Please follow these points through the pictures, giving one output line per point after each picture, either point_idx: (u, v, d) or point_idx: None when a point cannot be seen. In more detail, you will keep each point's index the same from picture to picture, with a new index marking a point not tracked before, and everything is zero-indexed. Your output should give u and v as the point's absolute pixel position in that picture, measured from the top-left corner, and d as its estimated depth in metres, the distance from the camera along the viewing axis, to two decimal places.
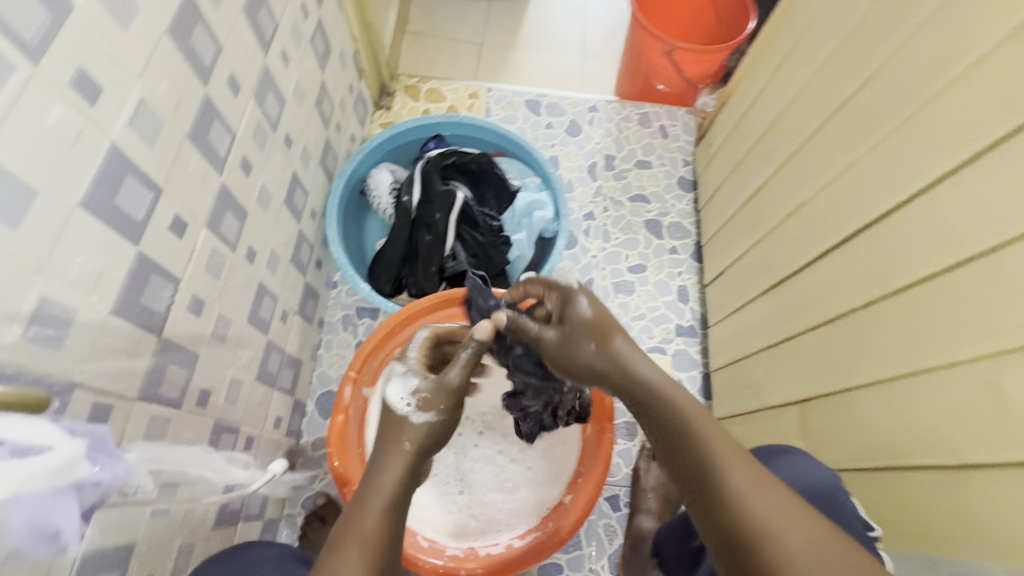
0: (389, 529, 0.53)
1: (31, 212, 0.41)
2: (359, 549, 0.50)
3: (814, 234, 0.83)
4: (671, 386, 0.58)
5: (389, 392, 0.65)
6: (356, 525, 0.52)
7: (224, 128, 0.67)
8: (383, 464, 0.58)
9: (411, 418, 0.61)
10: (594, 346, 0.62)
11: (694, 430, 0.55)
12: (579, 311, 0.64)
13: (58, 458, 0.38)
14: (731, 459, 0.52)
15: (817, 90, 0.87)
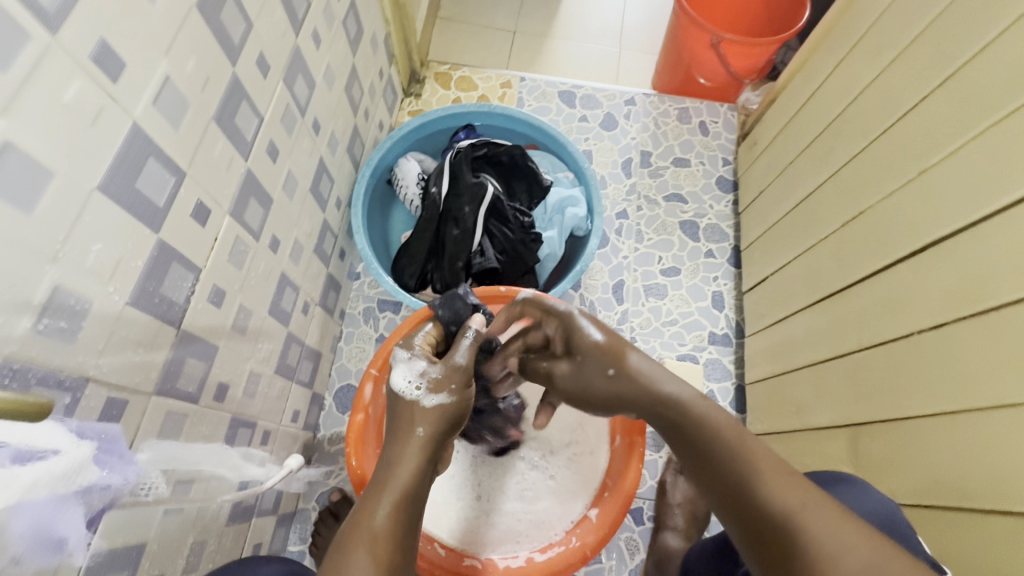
0: (400, 525, 0.49)
1: (44, 195, 0.38)
2: (367, 546, 0.46)
3: (877, 246, 0.78)
4: (699, 398, 0.54)
5: (394, 376, 0.61)
6: (364, 520, 0.48)
7: (252, 110, 0.64)
8: (398, 453, 0.54)
9: (422, 401, 0.58)
10: (611, 371, 0.58)
11: (726, 443, 0.50)
12: (585, 337, 0.61)
13: (63, 464, 0.36)
14: (770, 474, 0.46)
15: (884, 87, 0.81)
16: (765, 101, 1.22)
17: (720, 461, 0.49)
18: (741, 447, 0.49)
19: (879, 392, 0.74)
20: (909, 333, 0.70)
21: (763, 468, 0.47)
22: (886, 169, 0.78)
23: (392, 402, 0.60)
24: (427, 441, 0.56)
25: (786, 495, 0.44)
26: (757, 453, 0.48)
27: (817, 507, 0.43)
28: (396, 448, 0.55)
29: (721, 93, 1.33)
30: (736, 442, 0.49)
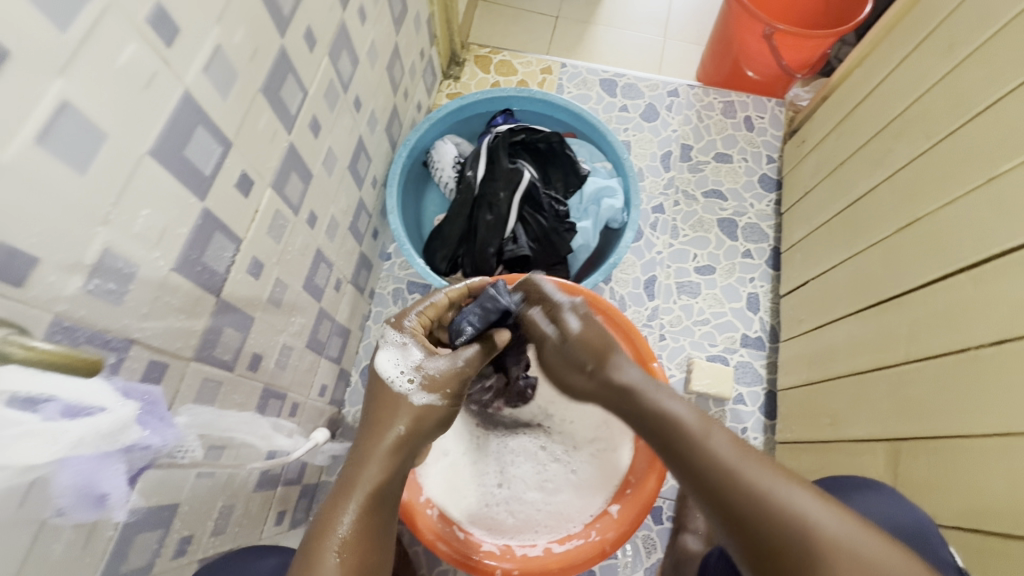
0: (368, 522, 0.55)
1: (98, 158, 0.39)
2: (336, 553, 0.52)
3: (935, 254, 0.74)
4: (663, 393, 0.60)
5: (384, 360, 0.65)
6: (330, 527, 0.54)
7: (297, 84, 0.64)
8: (365, 456, 0.59)
9: (411, 397, 0.63)
10: (590, 368, 0.65)
11: (693, 429, 0.54)
12: (568, 329, 0.68)
13: (109, 422, 0.37)
14: (736, 452, 0.51)
15: (955, 87, 0.76)
16: (817, 97, 1.16)
17: (685, 446, 0.53)
18: (707, 431, 0.54)
19: (926, 408, 0.70)
20: (967, 348, 0.66)
21: (728, 447, 0.52)
22: (950, 173, 0.74)
23: (373, 385, 0.65)
24: (398, 440, 0.61)
25: (754, 467, 0.49)
26: (723, 434, 0.53)
27: (787, 482, 0.47)
28: (362, 450, 0.60)
29: (769, 87, 1.28)
30: (703, 427, 0.54)
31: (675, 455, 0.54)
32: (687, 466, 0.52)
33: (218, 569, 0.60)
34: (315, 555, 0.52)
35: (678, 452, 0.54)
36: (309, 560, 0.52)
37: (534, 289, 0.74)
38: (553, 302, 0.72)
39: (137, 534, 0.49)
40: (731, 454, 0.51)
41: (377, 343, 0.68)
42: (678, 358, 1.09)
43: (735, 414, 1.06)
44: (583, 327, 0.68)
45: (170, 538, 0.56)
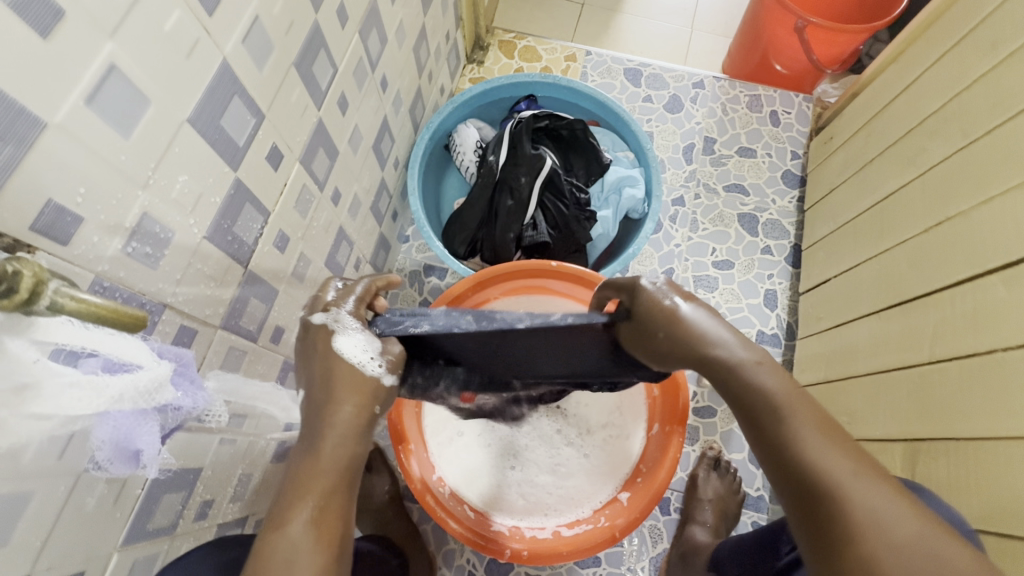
0: (335, 504, 0.46)
1: (141, 122, 0.40)
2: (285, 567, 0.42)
3: (965, 255, 0.73)
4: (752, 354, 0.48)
5: (345, 346, 0.52)
6: (277, 535, 0.43)
7: (329, 60, 0.64)
8: (324, 426, 0.48)
9: (383, 380, 0.53)
10: (661, 335, 0.51)
11: (780, 404, 0.45)
12: (643, 305, 0.53)
13: (146, 379, 0.37)
14: (820, 439, 0.42)
15: (996, 84, 0.74)
16: (848, 94, 1.14)
17: (767, 422, 0.45)
18: (795, 409, 0.44)
19: (948, 410, 0.70)
20: (992, 350, 0.65)
21: (813, 432, 0.43)
22: (987, 172, 0.72)
23: (324, 361, 0.52)
24: (365, 412, 0.51)
25: (833, 461, 0.41)
26: (813, 415, 0.44)
27: (874, 481, 0.40)
28: (320, 421, 0.49)
29: (797, 82, 1.26)
30: (793, 405, 0.44)
31: (753, 428, 0.46)
32: (760, 441, 0.45)
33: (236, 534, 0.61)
34: (276, 545, 0.42)
35: (757, 426, 0.45)
36: (269, 555, 0.42)
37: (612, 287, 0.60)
38: (627, 282, 0.57)
39: (162, 494, 0.51)
40: (815, 441, 0.42)
41: (325, 327, 0.53)
42: None
43: None
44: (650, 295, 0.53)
45: (193, 501, 0.57)
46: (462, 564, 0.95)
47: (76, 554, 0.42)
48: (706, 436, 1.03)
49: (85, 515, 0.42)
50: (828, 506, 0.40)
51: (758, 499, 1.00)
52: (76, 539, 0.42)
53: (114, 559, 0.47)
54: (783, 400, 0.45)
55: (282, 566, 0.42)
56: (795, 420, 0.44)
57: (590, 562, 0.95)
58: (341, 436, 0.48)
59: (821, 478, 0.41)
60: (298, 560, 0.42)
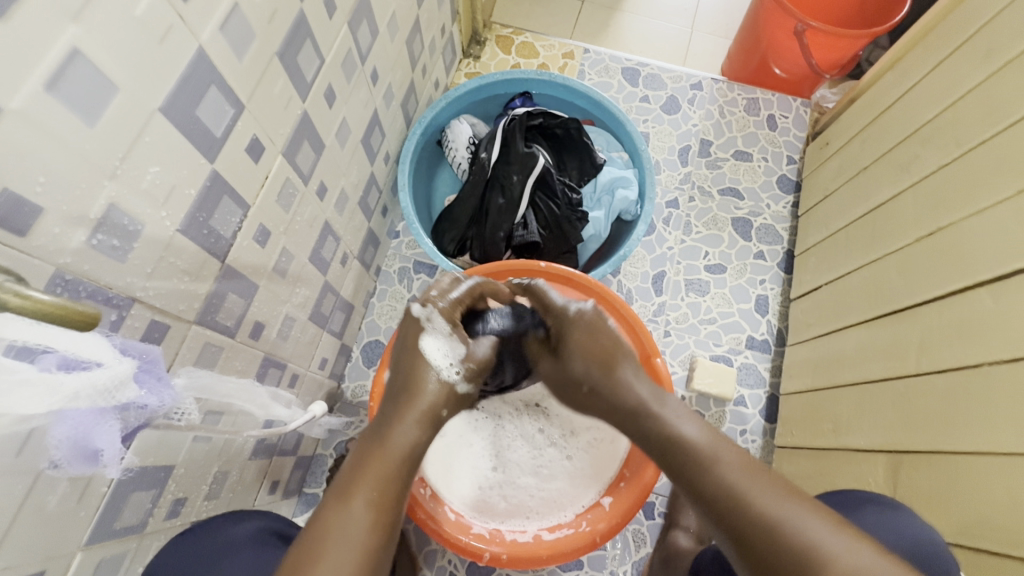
0: (389, 492, 0.48)
1: (108, 110, 0.38)
2: (342, 545, 0.43)
3: (955, 266, 0.72)
4: (670, 410, 0.52)
5: (430, 347, 0.57)
6: (335, 518, 0.44)
7: (315, 50, 0.62)
8: (397, 417, 0.52)
9: (455, 387, 0.56)
10: (586, 387, 0.56)
11: (702, 451, 0.48)
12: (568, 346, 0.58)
13: (105, 377, 0.36)
14: (747, 482, 0.45)
15: (993, 93, 0.73)
16: (845, 100, 1.13)
17: (696, 474, 0.47)
18: (718, 456, 0.48)
19: (932, 421, 0.69)
20: (978, 363, 0.65)
21: (739, 476, 0.46)
22: (980, 183, 0.72)
23: (409, 359, 0.56)
24: (433, 415, 0.54)
25: (770, 499, 0.44)
26: (732, 459, 0.47)
27: (814, 515, 0.42)
28: (393, 413, 0.53)
29: (796, 86, 1.25)
30: (715, 448, 0.48)
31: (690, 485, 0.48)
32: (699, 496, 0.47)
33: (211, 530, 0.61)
34: (337, 518, 0.45)
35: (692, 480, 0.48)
36: (330, 526, 0.44)
37: (539, 297, 0.65)
38: (558, 308, 0.62)
39: (129, 493, 0.49)
40: (744, 484, 0.45)
41: (421, 322, 0.59)
42: (681, 355, 1.08)
43: (735, 416, 1.05)
44: (588, 330, 0.58)
45: (164, 499, 0.56)
46: (443, 565, 0.94)
47: (35, 555, 0.41)
48: None
49: (45, 515, 0.40)
50: (768, 541, 0.42)
51: None
52: (34, 540, 0.40)
53: (77, 559, 0.46)
54: (704, 448, 0.48)
55: (340, 540, 0.43)
56: (722, 470, 0.46)
57: (572, 565, 0.95)
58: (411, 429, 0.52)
59: (765, 522, 0.43)
60: (354, 537, 0.44)
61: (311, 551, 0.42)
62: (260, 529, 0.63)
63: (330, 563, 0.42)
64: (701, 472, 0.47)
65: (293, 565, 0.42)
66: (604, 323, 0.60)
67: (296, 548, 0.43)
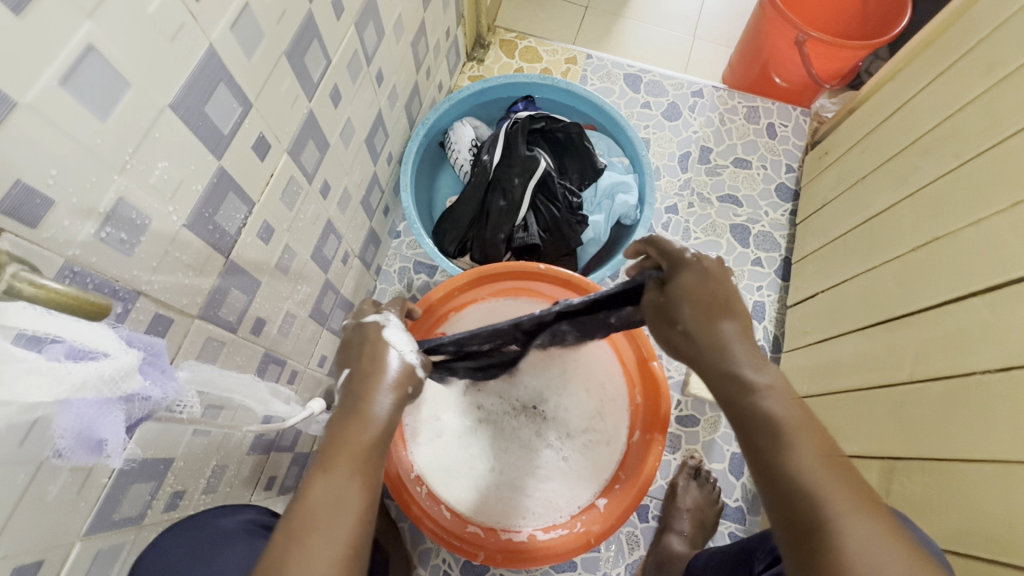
0: (372, 458, 0.47)
1: (119, 106, 0.39)
2: (332, 513, 0.42)
3: (952, 277, 0.73)
4: (763, 378, 0.47)
5: (395, 340, 0.56)
6: (319, 489, 0.44)
7: (322, 51, 0.63)
8: (366, 390, 0.50)
9: (416, 368, 0.55)
10: (681, 328, 0.53)
11: (787, 431, 0.44)
12: (672, 292, 0.55)
13: (112, 368, 0.36)
14: (822, 475, 0.42)
15: (991, 108, 0.74)
16: (844, 109, 1.15)
17: (769, 449, 0.44)
18: (800, 441, 0.44)
19: (927, 428, 0.70)
20: (972, 372, 0.66)
21: (817, 466, 0.42)
22: (976, 195, 0.73)
23: (372, 346, 0.55)
24: (399, 390, 0.52)
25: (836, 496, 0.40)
26: (817, 447, 0.43)
27: (866, 518, 0.39)
28: (359, 388, 0.51)
29: (796, 95, 1.27)
30: (796, 429, 0.44)
31: (755, 459, 0.45)
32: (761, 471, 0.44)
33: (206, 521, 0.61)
34: (321, 489, 0.44)
35: (759, 456, 0.45)
36: (315, 499, 0.43)
37: (655, 246, 0.60)
38: (676, 253, 0.57)
39: (128, 484, 0.50)
40: (814, 473, 0.42)
41: (376, 326, 0.57)
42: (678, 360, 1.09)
43: None
44: (702, 275, 0.53)
45: (163, 492, 0.56)
46: (437, 564, 0.94)
47: (36, 542, 0.41)
48: (688, 445, 1.03)
49: (46, 504, 0.41)
50: (814, 531, 0.40)
51: (737, 510, 1.00)
52: (35, 527, 0.41)
53: (76, 548, 0.46)
54: (788, 428, 0.44)
55: (335, 508, 0.43)
56: (798, 457, 0.43)
57: (566, 567, 0.95)
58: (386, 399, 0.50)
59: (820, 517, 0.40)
60: (347, 503, 0.43)
61: (303, 523, 0.42)
62: (248, 522, 0.65)
63: (326, 531, 0.42)
64: (773, 453, 0.44)
65: (286, 542, 0.41)
66: (722, 276, 0.54)
67: (283, 525, 0.42)
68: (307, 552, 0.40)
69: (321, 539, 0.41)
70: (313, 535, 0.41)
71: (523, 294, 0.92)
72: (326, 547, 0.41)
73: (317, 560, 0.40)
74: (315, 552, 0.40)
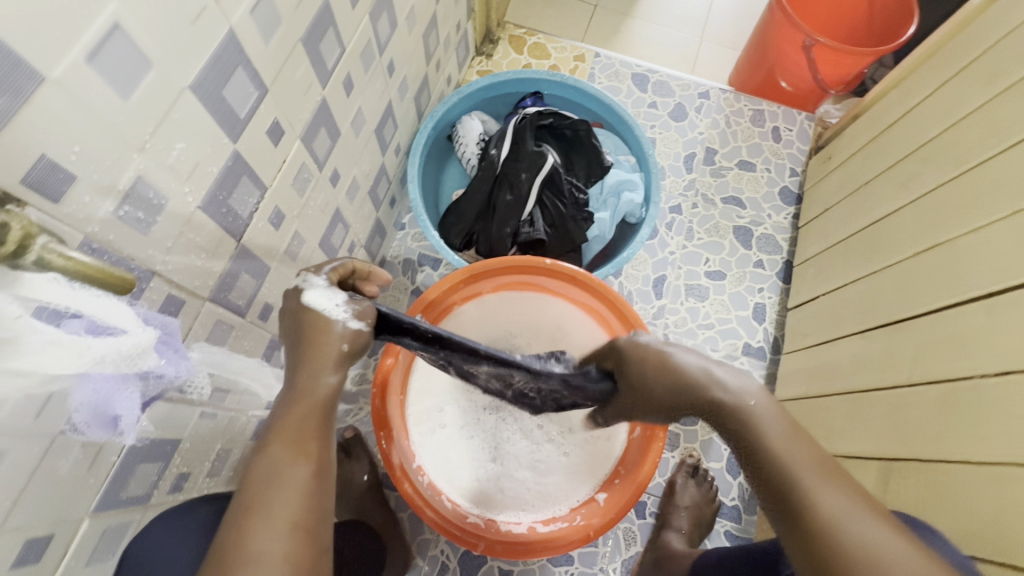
0: (308, 427, 0.46)
1: (142, 86, 0.39)
2: (269, 489, 0.42)
3: (949, 282, 0.74)
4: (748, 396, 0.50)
5: (311, 298, 0.53)
6: (257, 470, 0.43)
7: (337, 38, 0.63)
8: (305, 362, 0.50)
9: (348, 323, 0.52)
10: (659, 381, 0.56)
11: (779, 438, 0.48)
12: (637, 357, 0.59)
13: (128, 344, 0.38)
14: (819, 479, 0.45)
15: (994, 118, 0.75)
16: (848, 115, 1.15)
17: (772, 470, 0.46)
18: (793, 447, 0.47)
19: (924, 430, 0.71)
20: (970, 376, 0.67)
21: (814, 470, 0.45)
22: (976, 202, 0.74)
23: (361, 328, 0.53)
24: (338, 354, 0.51)
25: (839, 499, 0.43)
26: (808, 455, 0.46)
27: (871, 521, 0.42)
28: (300, 361, 0.50)
29: (801, 100, 1.27)
30: (788, 444, 0.47)
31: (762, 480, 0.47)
32: (765, 487, 0.47)
33: (215, 500, 0.62)
34: (259, 467, 0.43)
35: (762, 474, 0.47)
36: (254, 478, 0.42)
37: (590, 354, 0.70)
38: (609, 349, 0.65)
39: (138, 462, 0.50)
40: (815, 483, 0.44)
41: (296, 288, 0.54)
42: None
43: None
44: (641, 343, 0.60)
45: (168, 473, 0.56)
46: (435, 555, 0.95)
47: (45, 518, 0.41)
48: (686, 443, 1.04)
49: (57, 480, 0.41)
50: (816, 531, 0.42)
51: (733, 509, 1.01)
52: (48, 501, 0.41)
53: (84, 525, 0.46)
54: (782, 436, 0.48)
55: (274, 485, 0.42)
56: (795, 462, 0.46)
57: (563, 561, 0.96)
58: (321, 373, 0.49)
59: (822, 518, 0.43)
60: (285, 477, 0.42)
61: (243, 505, 0.41)
62: None
63: (265, 509, 0.40)
64: (773, 469, 0.46)
65: (229, 526, 0.40)
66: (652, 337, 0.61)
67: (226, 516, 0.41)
68: (246, 534, 0.39)
69: (260, 520, 0.40)
70: (252, 516, 0.40)
71: (529, 288, 0.92)
72: (265, 526, 0.40)
73: (259, 540, 0.39)
74: (254, 532, 0.39)
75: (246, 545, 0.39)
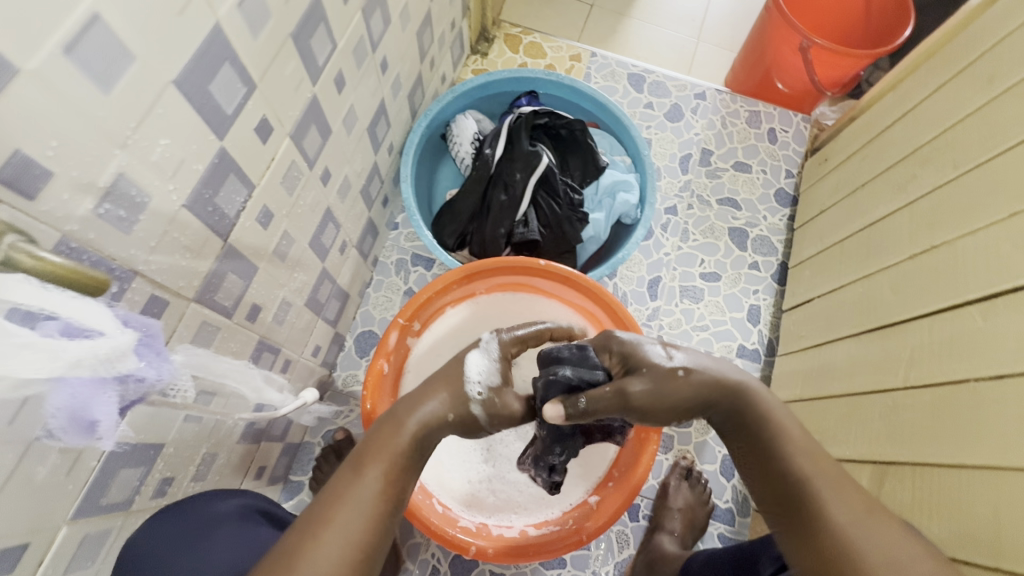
0: (401, 464, 0.49)
1: (124, 78, 0.38)
2: (347, 509, 0.45)
3: (946, 285, 0.74)
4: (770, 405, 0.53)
5: (471, 359, 0.58)
6: (349, 490, 0.46)
7: (328, 34, 0.62)
8: (422, 398, 0.54)
9: (472, 402, 0.55)
10: (681, 372, 0.53)
11: (796, 441, 0.51)
12: (649, 357, 0.55)
13: (106, 347, 0.36)
14: (831, 485, 0.48)
15: (992, 120, 0.75)
16: (844, 118, 1.16)
17: (788, 473, 0.50)
18: (809, 451, 0.50)
19: (920, 434, 0.71)
20: (964, 380, 0.66)
21: (825, 474, 0.49)
22: (973, 207, 0.74)
23: None
24: (439, 416, 0.53)
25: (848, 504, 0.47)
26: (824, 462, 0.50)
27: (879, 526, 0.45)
28: (420, 395, 0.54)
29: (797, 102, 1.27)
30: (805, 451, 0.50)
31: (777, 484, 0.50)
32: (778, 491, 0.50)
33: (215, 495, 0.62)
34: (350, 487, 0.46)
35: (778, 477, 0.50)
36: (342, 494, 0.46)
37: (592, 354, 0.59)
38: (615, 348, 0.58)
39: (119, 467, 0.49)
40: (828, 488, 0.48)
41: (476, 342, 0.61)
42: None
43: None
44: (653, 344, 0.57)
45: (152, 478, 0.55)
46: (426, 559, 0.94)
47: (21, 526, 0.40)
48: (680, 445, 1.03)
49: (33, 487, 0.40)
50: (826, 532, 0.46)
51: (726, 512, 1.00)
52: (24, 508, 0.40)
53: (62, 532, 0.45)
54: (802, 443, 0.51)
55: (349, 504, 0.45)
56: (811, 466, 0.49)
57: (555, 564, 0.95)
58: (427, 406, 0.53)
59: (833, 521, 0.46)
60: (366, 499, 0.46)
61: (319, 515, 0.44)
62: (245, 506, 0.64)
63: (342, 522, 0.44)
64: (791, 474, 0.49)
65: (301, 530, 0.44)
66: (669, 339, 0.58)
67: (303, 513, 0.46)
68: (317, 543, 0.43)
69: (332, 533, 0.44)
70: (328, 527, 0.44)
71: (524, 290, 0.91)
72: (334, 540, 0.43)
73: (326, 551, 0.42)
74: (322, 543, 0.43)
75: (312, 553, 0.42)
